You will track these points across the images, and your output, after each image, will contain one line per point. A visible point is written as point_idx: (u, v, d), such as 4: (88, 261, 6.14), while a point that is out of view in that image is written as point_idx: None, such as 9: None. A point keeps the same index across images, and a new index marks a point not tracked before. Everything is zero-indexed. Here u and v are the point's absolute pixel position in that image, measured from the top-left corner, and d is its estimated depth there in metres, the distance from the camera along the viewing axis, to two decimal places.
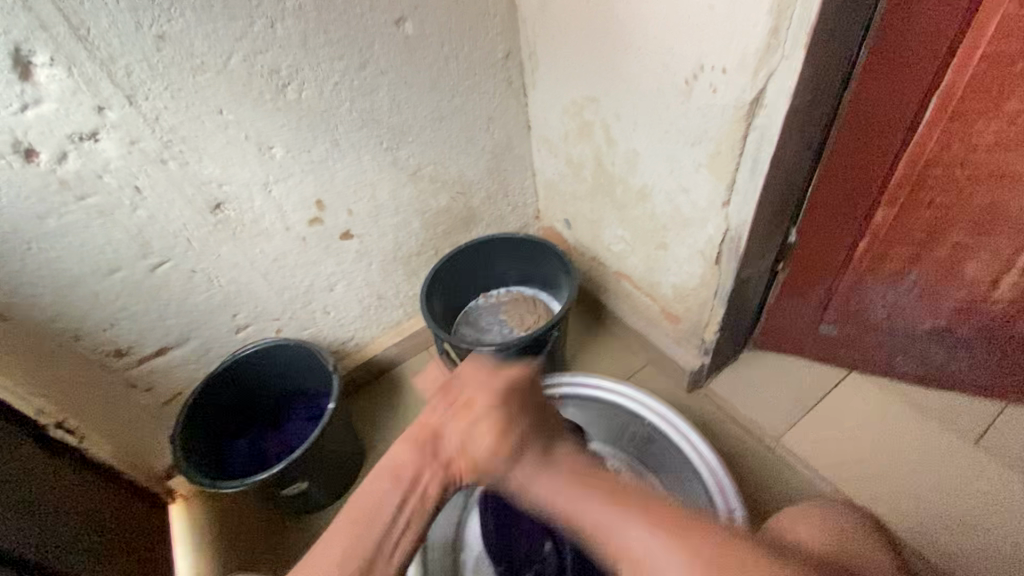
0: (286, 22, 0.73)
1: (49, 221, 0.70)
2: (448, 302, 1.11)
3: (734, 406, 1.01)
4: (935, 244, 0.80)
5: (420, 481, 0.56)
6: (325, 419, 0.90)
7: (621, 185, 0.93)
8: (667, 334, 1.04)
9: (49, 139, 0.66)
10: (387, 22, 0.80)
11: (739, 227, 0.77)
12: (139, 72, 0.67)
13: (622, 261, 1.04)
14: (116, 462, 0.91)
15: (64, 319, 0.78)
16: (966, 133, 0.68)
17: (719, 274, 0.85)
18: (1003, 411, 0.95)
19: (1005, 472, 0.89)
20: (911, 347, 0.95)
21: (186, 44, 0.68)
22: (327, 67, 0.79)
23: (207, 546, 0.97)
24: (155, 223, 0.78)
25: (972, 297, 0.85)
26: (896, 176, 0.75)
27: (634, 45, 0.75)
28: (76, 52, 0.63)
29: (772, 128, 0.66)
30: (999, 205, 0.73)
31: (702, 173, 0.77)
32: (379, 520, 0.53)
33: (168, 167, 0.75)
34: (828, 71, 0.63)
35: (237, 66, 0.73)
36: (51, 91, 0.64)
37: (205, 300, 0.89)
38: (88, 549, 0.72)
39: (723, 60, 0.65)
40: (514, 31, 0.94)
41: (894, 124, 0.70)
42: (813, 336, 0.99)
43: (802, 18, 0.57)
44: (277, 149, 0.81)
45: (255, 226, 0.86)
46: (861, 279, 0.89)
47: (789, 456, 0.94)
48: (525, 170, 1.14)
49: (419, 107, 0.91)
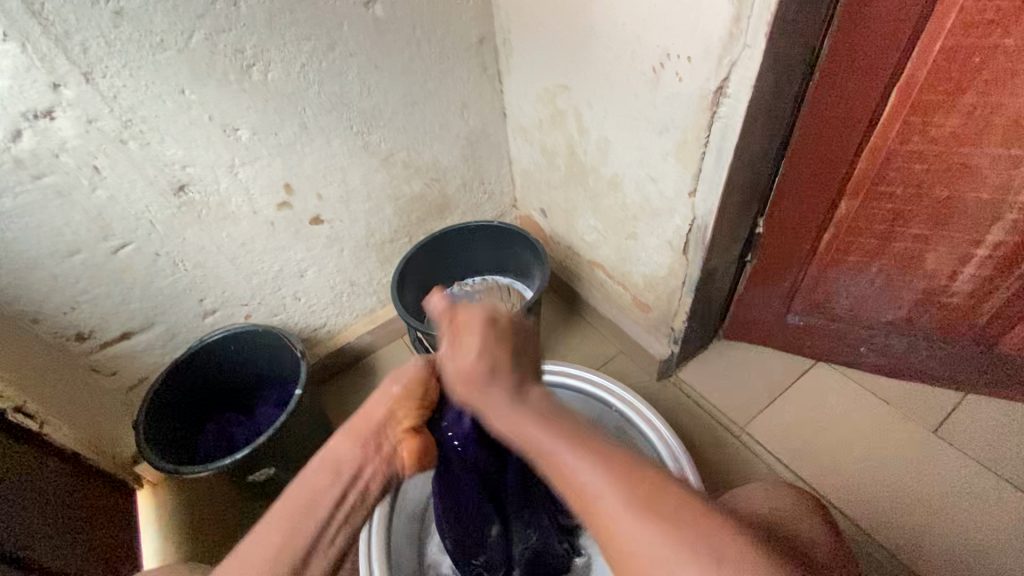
0: (250, 1, 0.71)
1: (4, 202, 0.69)
2: (422, 290, 1.11)
3: (703, 395, 1.02)
4: (897, 236, 0.81)
5: (361, 473, 0.52)
6: (293, 404, 0.89)
7: (593, 174, 0.93)
8: (638, 323, 1.05)
9: (1, 116, 0.64)
10: (357, 3, 0.79)
11: (706, 216, 0.78)
12: (96, 49, 0.65)
13: (595, 251, 1.05)
14: (80, 447, 0.87)
15: (22, 301, 0.76)
16: (925, 126, 0.69)
17: (687, 264, 0.86)
18: (962, 401, 0.97)
19: (962, 459, 0.91)
20: (874, 338, 0.97)
21: (144, 20, 0.66)
22: (294, 48, 0.77)
23: (172, 534, 0.96)
24: (116, 205, 0.77)
25: (932, 289, 0.86)
26: (859, 167, 0.76)
27: (604, 33, 0.74)
28: (28, 27, 0.61)
29: (736, 118, 0.66)
30: (957, 197, 0.74)
31: (669, 162, 0.77)
32: (320, 512, 0.49)
33: (129, 147, 0.74)
34: (791, 61, 0.64)
35: (199, 44, 0.71)
36: (3, 67, 0.62)
37: (170, 284, 0.88)
38: (47, 534, 0.71)
39: (689, 49, 0.65)
40: (488, 15, 0.94)
41: (857, 115, 0.70)
42: (779, 326, 1.01)
43: (763, 7, 0.57)
44: (243, 131, 0.80)
45: (221, 209, 0.85)
46: (826, 271, 0.90)
47: (755, 444, 0.96)
48: (500, 157, 1.14)
49: (391, 91, 0.90)
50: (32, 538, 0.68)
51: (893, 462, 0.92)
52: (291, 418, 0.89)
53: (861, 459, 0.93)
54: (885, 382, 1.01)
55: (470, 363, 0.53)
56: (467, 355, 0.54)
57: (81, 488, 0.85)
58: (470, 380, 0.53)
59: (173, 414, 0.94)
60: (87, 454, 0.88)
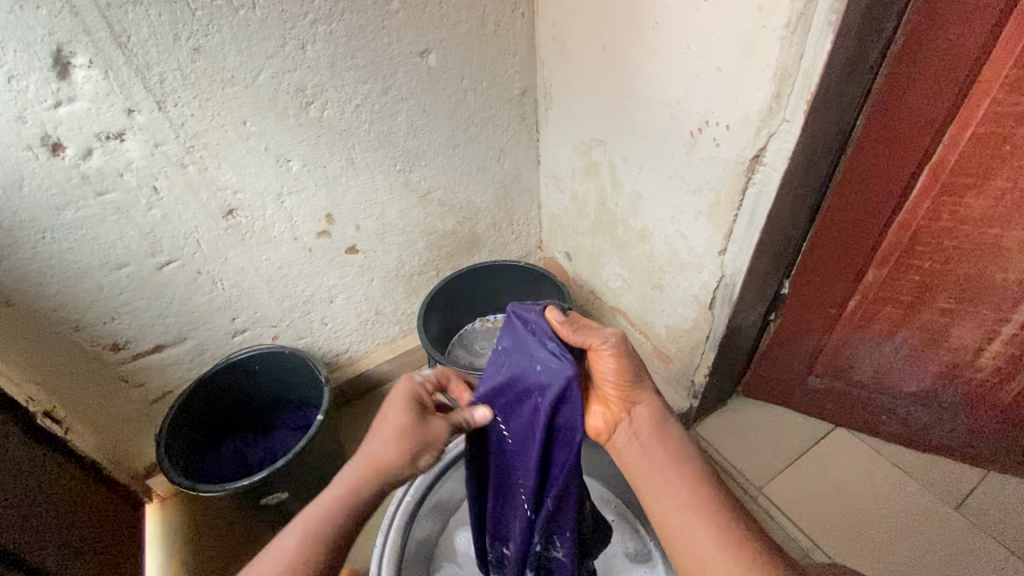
0: (316, 45, 0.76)
1: (65, 214, 0.72)
2: (445, 324, 1.13)
3: (720, 451, 1.01)
4: (923, 308, 0.82)
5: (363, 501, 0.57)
6: (313, 428, 0.90)
7: (622, 225, 0.96)
8: (658, 373, 1.06)
9: (77, 135, 0.68)
10: (413, 52, 0.84)
11: (734, 274, 0.79)
12: (171, 81, 0.70)
13: (619, 298, 1.07)
14: (98, 453, 0.89)
15: (67, 310, 0.79)
16: (953, 206, 0.71)
17: (712, 319, 0.87)
18: (986, 479, 0.96)
19: (990, 542, 0.88)
20: (896, 408, 0.96)
21: (219, 57, 0.71)
22: (351, 89, 0.82)
23: (176, 546, 0.96)
24: (168, 223, 0.80)
25: (957, 363, 0.86)
26: (887, 238, 0.78)
27: (645, 96, 0.78)
28: (114, 57, 0.66)
29: (770, 185, 0.68)
30: (985, 275, 0.75)
31: (701, 221, 0.79)
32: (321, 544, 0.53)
33: (188, 171, 0.77)
34: (826, 136, 0.67)
35: (266, 81, 0.76)
36: (86, 91, 0.67)
37: (206, 302, 0.91)
38: (58, 544, 0.71)
39: (727, 118, 0.68)
40: (531, 70, 0.99)
41: (888, 187, 0.73)
42: (801, 387, 1.01)
43: (802, 86, 0.60)
44: (295, 162, 0.84)
45: (263, 233, 0.88)
46: (850, 336, 0.91)
47: (772, 506, 0.94)
48: (531, 201, 1.17)
49: (435, 134, 0.95)
50: (44, 548, 0.68)
51: (915, 537, 0.89)
52: (309, 444, 0.90)
53: (878, 529, 0.90)
54: (906, 453, 1.00)
55: (612, 364, 0.59)
56: (607, 356, 0.59)
57: (94, 495, 0.85)
58: (603, 357, 0.59)
59: (193, 428, 0.95)
60: (101, 460, 0.90)
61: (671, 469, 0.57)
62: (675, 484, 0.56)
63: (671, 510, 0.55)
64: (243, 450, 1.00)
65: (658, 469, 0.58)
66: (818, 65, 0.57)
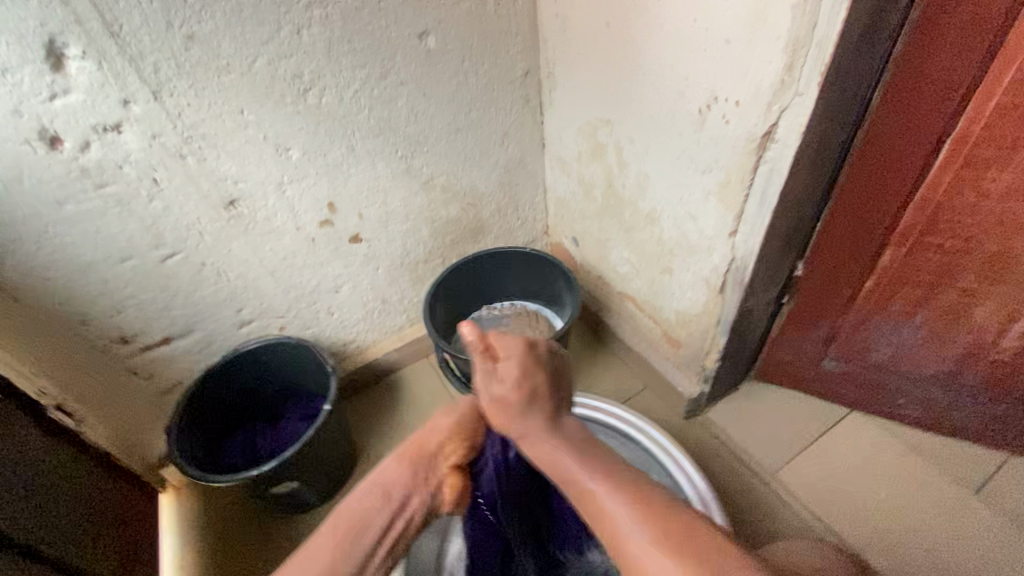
0: (312, 29, 0.74)
1: (67, 208, 0.72)
2: (451, 312, 1.12)
3: (732, 437, 1.00)
4: (942, 288, 0.79)
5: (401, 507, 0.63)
6: (321, 417, 0.90)
7: (630, 208, 0.94)
8: (667, 359, 1.04)
9: (73, 128, 0.68)
10: (411, 35, 0.82)
11: (745, 257, 0.77)
12: (166, 70, 0.69)
13: (627, 283, 1.05)
14: (112, 448, 0.90)
15: (74, 303, 0.79)
16: (976, 181, 0.68)
17: (723, 303, 0.85)
18: (1007, 462, 0.93)
19: (1010, 527, 0.86)
20: (914, 391, 0.94)
21: (213, 45, 0.70)
22: (349, 74, 0.80)
23: (192, 536, 0.98)
24: (169, 215, 0.80)
25: (978, 344, 0.84)
26: (906, 215, 0.75)
27: (651, 73, 0.75)
28: (107, 47, 0.65)
29: (782, 162, 0.66)
30: (1009, 253, 0.72)
31: (710, 202, 0.77)
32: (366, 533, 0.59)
33: (187, 162, 0.77)
34: (842, 108, 0.64)
35: (261, 68, 0.74)
36: (80, 82, 0.66)
37: (211, 294, 0.91)
38: (75, 534, 0.73)
39: (737, 93, 0.65)
40: (534, 49, 0.96)
41: (908, 162, 0.69)
42: (815, 371, 0.99)
43: (816, 58, 0.57)
44: (294, 151, 0.83)
45: (266, 224, 0.88)
46: (866, 318, 0.88)
47: (784, 491, 0.93)
48: (537, 186, 1.15)
49: (437, 119, 0.93)
50: (63, 539, 0.70)
51: (932, 521, 0.88)
52: (319, 434, 0.90)
53: (894, 513, 0.89)
54: (924, 437, 0.98)
55: (507, 393, 0.69)
56: (504, 383, 0.69)
57: (111, 485, 0.87)
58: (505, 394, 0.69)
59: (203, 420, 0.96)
60: (119, 455, 0.91)
61: (573, 463, 0.63)
62: (615, 511, 0.56)
63: (590, 504, 0.59)
64: (253, 440, 1.01)
65: (544, 453, 0.66)
66: (833, 33, 0.55)
